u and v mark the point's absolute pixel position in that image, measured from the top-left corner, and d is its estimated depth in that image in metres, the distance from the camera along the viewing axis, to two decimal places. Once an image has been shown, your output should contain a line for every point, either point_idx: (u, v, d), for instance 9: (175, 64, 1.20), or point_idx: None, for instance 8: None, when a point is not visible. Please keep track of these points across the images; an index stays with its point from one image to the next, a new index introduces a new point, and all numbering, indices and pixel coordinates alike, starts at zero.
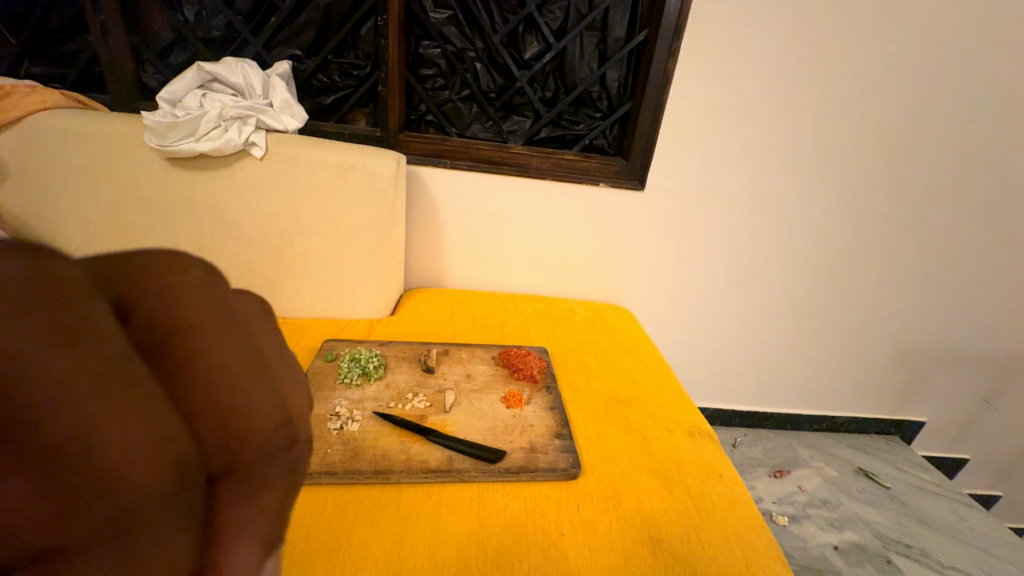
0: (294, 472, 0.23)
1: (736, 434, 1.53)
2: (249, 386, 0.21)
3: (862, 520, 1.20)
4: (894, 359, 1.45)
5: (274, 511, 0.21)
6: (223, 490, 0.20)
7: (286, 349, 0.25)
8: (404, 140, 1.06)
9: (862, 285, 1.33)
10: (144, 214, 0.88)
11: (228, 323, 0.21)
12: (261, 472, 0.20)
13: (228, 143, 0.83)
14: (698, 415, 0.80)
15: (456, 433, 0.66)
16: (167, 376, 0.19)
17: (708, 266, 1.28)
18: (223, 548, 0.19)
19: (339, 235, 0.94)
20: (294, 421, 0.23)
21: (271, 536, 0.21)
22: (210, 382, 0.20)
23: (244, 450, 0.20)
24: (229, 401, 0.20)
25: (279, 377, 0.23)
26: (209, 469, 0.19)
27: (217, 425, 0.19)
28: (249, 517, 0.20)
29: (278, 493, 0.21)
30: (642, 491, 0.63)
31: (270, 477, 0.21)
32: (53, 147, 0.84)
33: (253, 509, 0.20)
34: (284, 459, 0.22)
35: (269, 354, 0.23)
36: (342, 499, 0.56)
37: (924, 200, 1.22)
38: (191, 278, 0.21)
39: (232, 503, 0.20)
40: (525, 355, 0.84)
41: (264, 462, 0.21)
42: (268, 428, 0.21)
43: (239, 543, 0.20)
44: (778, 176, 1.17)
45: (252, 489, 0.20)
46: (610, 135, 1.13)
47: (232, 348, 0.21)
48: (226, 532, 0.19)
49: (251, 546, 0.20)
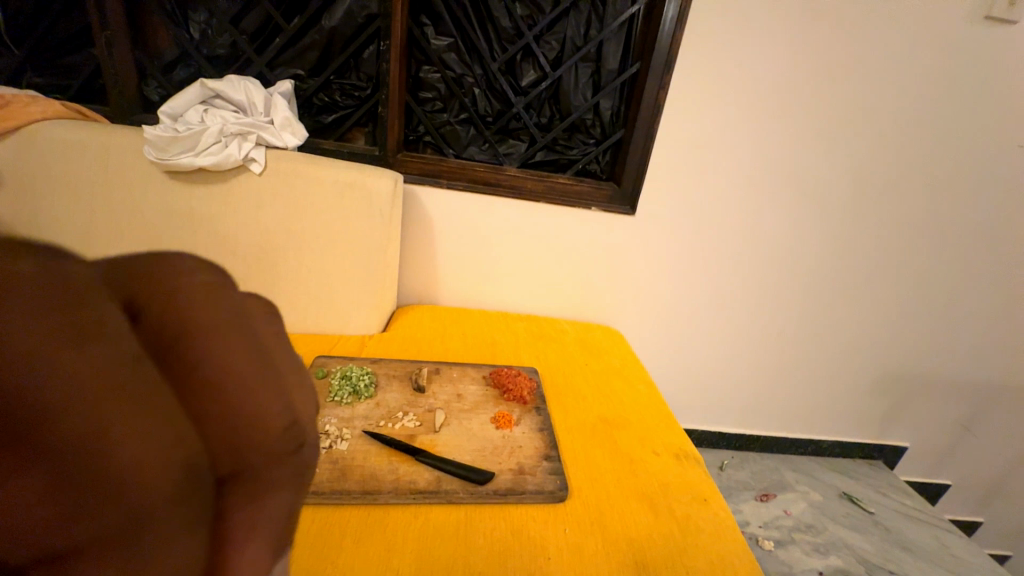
0: (301, 477, 0.23)
1: (723, 457, 1.53)
2: (259, 391, 0.21)
3: (846, 545, 1.20)
4: (877, 384, 1.49)
5: (279, 514, 0.21)
6: (232, 493, 0.20)
7: (293, 354, 0.26)
8: (401, 160, 1.08)
9: (845, 312, 1.37)
10: (139, 225, 0.88)
11: (239, 327, 0.22)
12: (270, 474, 0.21)
13: (227, 158, 0.84)
14: (685, 438, 0.81)
15: (445, 453, 0.66)
16: (176, 378, 0.19)
17: (697, 290, 1.30)
18: (232, 550, 0.20)
19: (334, 250, 0.95)
20: (302, 426, 0.23)
21: (277, 537, 0.22)
22: (219, 387, 0.20)
23: (253, 456, 0.20)
24: (241, 400, 0.20)
25: (287, 383, 0.23)
26: (217, 471, 0.20)
27: (227, 427, 0.20)
28: (257, 518, 0.20)
29: (285, 496, 0.22)
30: (629, 517, 0.64)
31: (278, 480, 0.21)
32: (51, 157, 0.84)
33: (261, 510, 0.21)
34: (291, 461, 0.22)
35: (278, 357, 0.23)
36: (328, 520, 0.55)
37: (903, 231, 1.27)
38: (196, 281, 0.21)
39: (241, 506, 0.20)
40: (515, 375, 0.84)
41: (272, 464, 0.21)
42: (277, 430, 0.21)
43: (248, 541, 0.20)
44: (764, 205, 1.21)
45: (261, 491, 0.21)
46: (603, 160, 1.16)
47: (242, 350, 0.21)
48: (236, 535, 0.20)
49: (260, 549, 0.21)
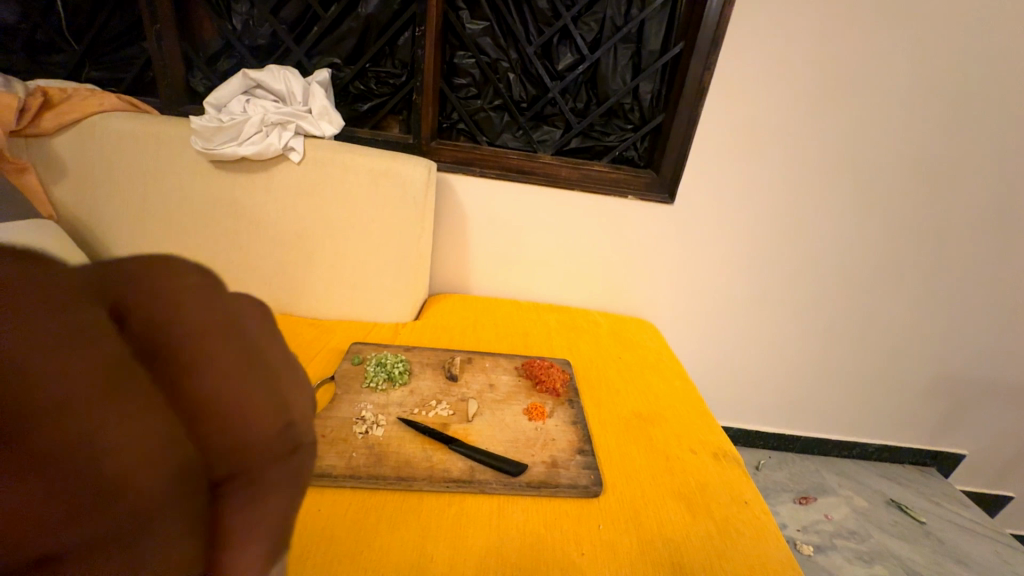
0: (302, 478, 0.21)
1: (759, 457, 1.47)
2: (253, 391, 0.19)
3: (893, 555, 1.14)
4: (932, 387, 1.38)
5: (279, 520, 0.20)
6: (226, 498, 0.18)
7: (290, 355, 0.24)
8: (434, 147, 1.08)
9: (896, 309, 1.28)
10: (187, 212, 0.91)
11: (231, 319, 0.20)
12: (267, 476, 0.20)
13: (268, 147, 0.86)
14: (722, 436, 0.78)
15: (478, 443, 0.66)
16: (167, 381, 0.17)
17: (739, 283, 1.24)
18: (229, 558, 0.19)
19: (367, 238, 0.96)
20: (300, 423, 0.21)
21: (277, 544, 0.20)
22: (202, 392, 0.18)
23: (248, 457, 0.19)
24: (234, 403, 0.19)
25: (285, 380, 0.21)
26: (211, 476, 0.18)
27: (219, 431, 0.18)
28: (254, 525, 0.19)
29: (285, 499, 0.20)
30: (663, 515, 0.62)
31: (277, 483, 0.20)
32: (106, 147, 0.88)
33: (259, 516, 0.19)
34: (290, 463, 0.21)
35: (275, 354, 0.22)
36: (365, 503, 0.56)
37: (969, 224, 1.17)
38: (191, 272, 0.20)
39: (236, 512, 0.19)
40: (548, 367, 0.83)
41: (268, 466, 0.20)
42: (272, 432, 0.20)
43: (245, 552, 0.19)
44: (808, 194, 1.13)
45: (258, 496, 0.19)
46: (641, 147, 1.12)
47: (234, 348, 0.19)
48: (232, 543, 0.18)
49: (256, 555, 0.19)
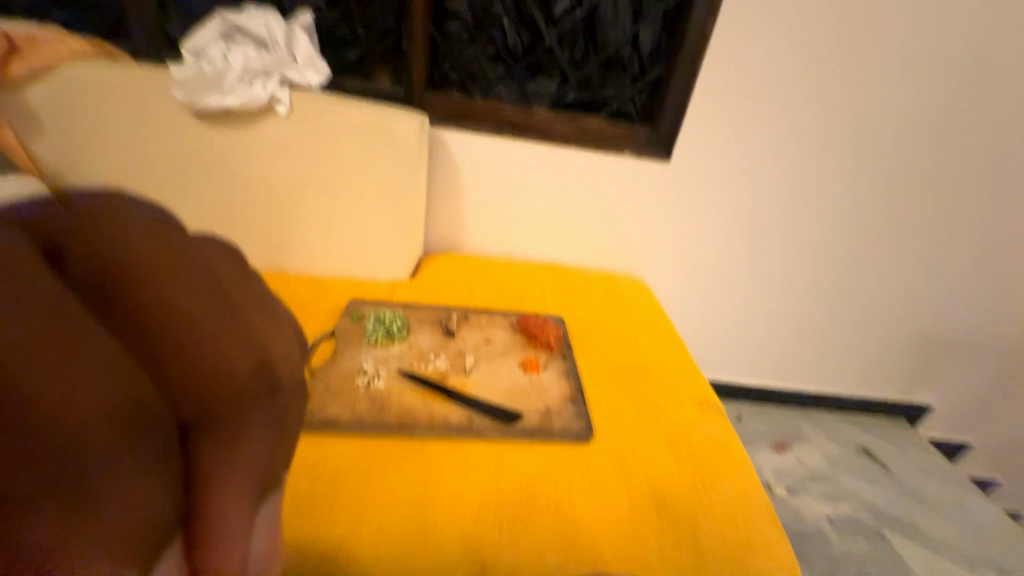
0: (282, 421, 0.26)
1: (741, 408, 1.52)
2: (228, 339, 0.23)
3: (857, 494, 1.26)
4: (911, 343, 1.44)
5: (259, 460, 0.24)
6: (203, 442, 0.23)
7: (271, 307, 0.27)
8: (427, 100, 1.04)
9: (884, 267, 1.30)
10: (171, 168, 0.88)
11: (197, 285, 0.23)
12: (242, 422, 0.24)
13: (253, 100, 0.83)
14: (707, 387, 0.82)
15: (476, 393, 0.69)
16: (142, 341, 0.21)
17: (735, 242, 1.25)
18: (214, 493, 0.23)
19: (361, 195, 0.94)
20: (274, 369, 0.25)
21: (262, 480, 0.25)
22: (180, 343, 0.22)
23: (222, 403, 0.23)
24: (208, 358, 0.23)
25: (259, 333, 0.25)
26: (187, 425, 0.22)
27: (191, 383, 0.22)
28: (233, 464, 0.23)
29: (261, 442, 0.25)
30: (649, 459, 0.66)
31: (253, 428, 0.24)
32: (81, 97, 0.84)
33: (236, 457, 0.23)
34: (266, 409, 0.25)
35: (248, 311, 0.25)
36: (370, 449, 0.60)
37: (955, 185, 1.19)
38: (155, 240, 0.22)
39: (215, 451, 0.23)
40: (542, 322, 0.85)
41: (243, 413, 0.24)
42: (244, 382, 0.24)
43: (230, 487, 0.23)
44: (804, 150, 1.13)
45: (234, 439, 0.23)
46: (639, 101, 1.10)
47: (204, 309, 0.23)
48: (215, 479, 0.23)
49: (242, 490, 0.24)
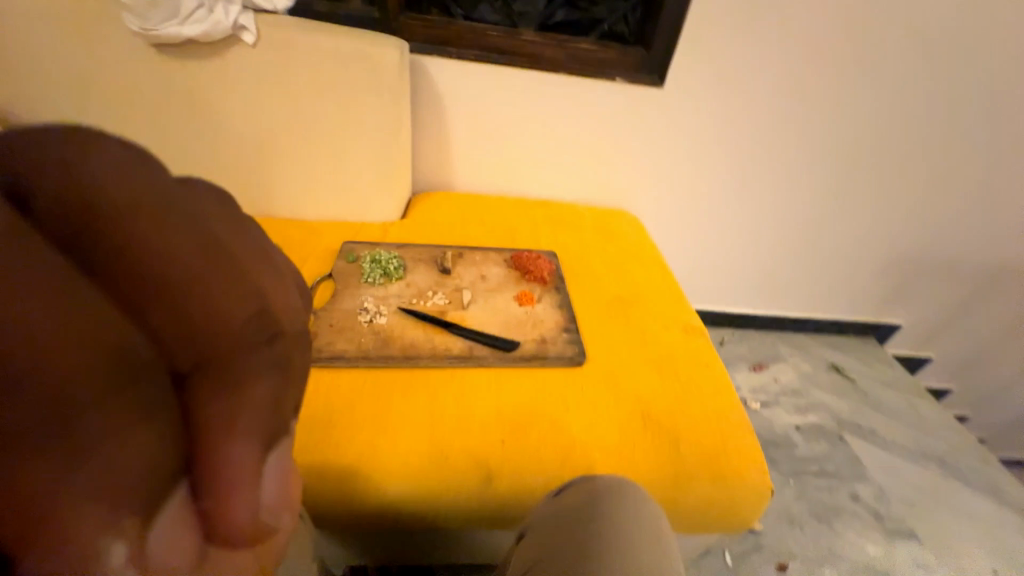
0: (282, 367, 0.25)
1: (723, 334, 1.61)
2: (218, 280, 0.23)
3: (824, 405, 1.38)
4: (890, 267, 1.49)
5: (263, 406, 0.23)
6: (200, 385, 0.22)
7: (269, 257, 0.27)
8: (405, 24, 0.97)
9: (870, 193, 1.32)
10: (140, 108, 0.83)
11: (185, 227, 0.23)
12: (239, 363, 0.23)
13: (216, 26, 0.76)
14: (693, 313, 0.87)
15: (475, 326, 0.73)
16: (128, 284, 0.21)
17: (726, 172, 1.25)
18: (215, 439, 0.22)
19: (344, 132, 0.91)
20: (275, 317, 0.25)
21: (270, 429, 0.23)
22: (169, 280, 0.22)
23: (215, 342, 0.22)
24: (200, 295, 0.22)
25: (254, 278, 0.25)
26: (180, 367, 0.22)
27: (179, 324, 0.22)
28: (231, 408, 0.22)
29: (262, 386, 0.23)
30: (636, 378, 0.72)
31: (254, 371, 0.23)
32: (25, 28, 0.77)
33: (234, 399, 0.22)
34: (266, 353, 0.24)
35: (243, 256, 0.25)
36: (378, 378, 0.64)
37: (954, 106, 1.17)
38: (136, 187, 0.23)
39: (212, 394, 0.22)
40: (536, 258, 0.87)
41: (239, 354, 0.23)
42: (238, 324, 0.23)
43: (233, 431, 0.22)
44: (800, 71, 1.09)
45: (233, 380, 0.22)
46: (632, 19, 1.04)
47: (191, 250, 0.23)
48: (213, 425, 0.22)
49: (245, 437, 0.22)
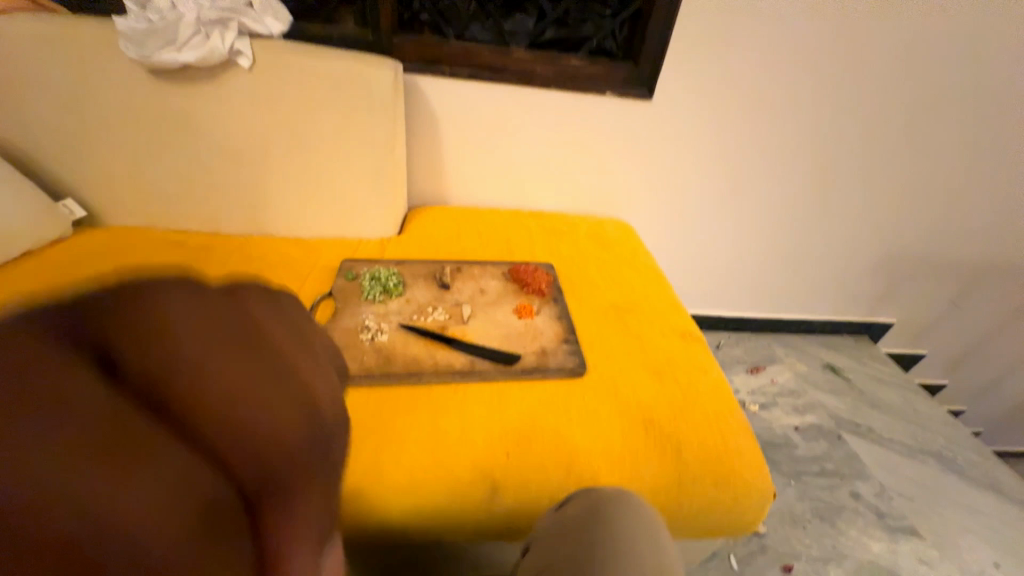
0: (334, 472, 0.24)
1: (720, 337, 1.64)
2: (276, 391, 0.22)
3: (821, 405, 1.40)
4: (879, 266, 1.52)
5: (321, 512, 0.22)
6: (267, 503, 0.20)
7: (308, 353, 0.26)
8: (398, 45, 0.99)
9: (856, 193, 1.35)
10: (139, 135, 0.85)
11: (239, 337, 0.22)
12: (302, 472, 0.22)
13: (213, 52, 0.78)
14: (689, 320, 0.88)
15: (476, 340, 0.74)
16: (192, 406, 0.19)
17: (715, 178, 1.27)
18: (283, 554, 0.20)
19: (340, 152, 0.92)
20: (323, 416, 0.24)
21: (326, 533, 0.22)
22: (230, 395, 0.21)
23: (280, 457, 0.21)
24: (264, 411, 0.21)
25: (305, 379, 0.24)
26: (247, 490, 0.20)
27: (246, 444, 0.20)
28: (297, 518, 0.21)
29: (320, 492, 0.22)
30: (637, 386, 0.73)
31: (312, 479, 0.22)
32: (24, 60, 0.78)
33: (300, 510, 0.21)
34: (322, 458, 0.23)
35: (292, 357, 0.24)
36: (382, 396, 0.64)
37: (934, 106, 1.20)
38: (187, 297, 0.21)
39: (279, 510, 0.21)
40: (534, 270, 0.88)
41: (302, 466, 0.22)
42: (299, 435, 0.22)
43: (298, 541, 0.21)
44: (783, 77, 1.12)
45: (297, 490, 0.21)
46: (620, 36, 1.06)
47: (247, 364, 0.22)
48: (281, 539, 0.20)
49: (308, 543, 0.21)
